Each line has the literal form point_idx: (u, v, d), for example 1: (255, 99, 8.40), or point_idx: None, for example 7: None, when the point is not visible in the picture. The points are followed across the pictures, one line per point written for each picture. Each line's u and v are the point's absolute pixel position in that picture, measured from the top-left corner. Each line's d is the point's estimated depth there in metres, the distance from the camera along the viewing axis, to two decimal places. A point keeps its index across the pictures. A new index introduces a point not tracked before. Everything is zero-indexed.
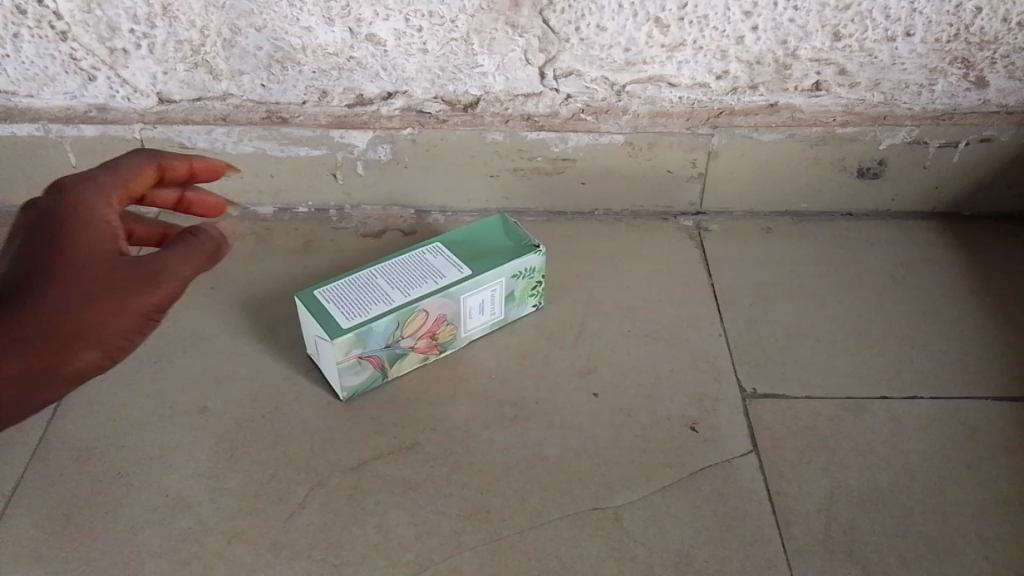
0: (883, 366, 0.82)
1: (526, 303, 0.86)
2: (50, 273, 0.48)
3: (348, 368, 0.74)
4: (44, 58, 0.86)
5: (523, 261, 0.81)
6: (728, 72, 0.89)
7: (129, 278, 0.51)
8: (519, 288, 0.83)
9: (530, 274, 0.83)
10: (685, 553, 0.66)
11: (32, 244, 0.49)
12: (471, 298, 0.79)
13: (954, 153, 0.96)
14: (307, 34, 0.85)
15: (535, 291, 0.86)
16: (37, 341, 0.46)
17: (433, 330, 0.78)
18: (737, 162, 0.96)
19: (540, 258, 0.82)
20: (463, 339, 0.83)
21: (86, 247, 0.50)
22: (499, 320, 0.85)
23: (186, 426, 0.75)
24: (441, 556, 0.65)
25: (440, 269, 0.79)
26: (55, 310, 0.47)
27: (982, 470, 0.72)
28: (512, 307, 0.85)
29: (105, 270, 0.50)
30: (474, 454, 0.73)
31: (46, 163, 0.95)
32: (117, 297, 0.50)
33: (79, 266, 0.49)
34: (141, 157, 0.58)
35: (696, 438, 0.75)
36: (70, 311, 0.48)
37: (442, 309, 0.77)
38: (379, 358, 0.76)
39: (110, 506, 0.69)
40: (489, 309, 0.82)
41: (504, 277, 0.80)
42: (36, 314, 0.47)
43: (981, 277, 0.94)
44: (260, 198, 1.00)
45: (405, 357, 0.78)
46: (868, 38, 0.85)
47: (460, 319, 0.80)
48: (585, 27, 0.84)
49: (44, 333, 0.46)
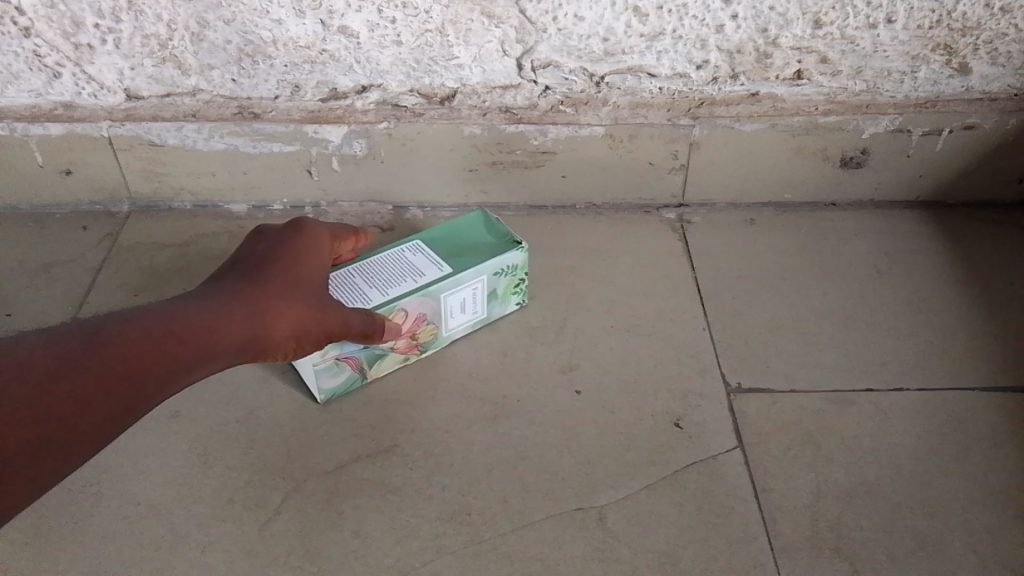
0: (868, 358, 0.81)
1: (508, 301, 0.84)
2: (285, 276, 0.63)
3: (325, 369, 0.72)
4: (7, 55, 0.84)
5: (505, 259, 0.79)
6: (709, 61, 0.87)
7: (325, 301, 0.64)
8: (501, 286, 0.81)
9: (512, 271, 0.81)
10: (671, 552, 0.64)
11: (277, 251, 0.65)
12: (451, 297, 0.77)
13: (938, 141, 0.95)
14: (278, 27, 0.83)
15: (519, 288, 0.84)
16: (266, 318, 0.59)
17: (414, 330, 0.76)
18: (719, 153, 0.95)
19: (523, 255, 0.80)
20: (444, 338, 0.81)
21: (307, 269, 0.65)
22: (480, 319, 0.83)
23: (159, 431, 0.74)
24: (421, 561, 0.63)
25: (420, 266, 0.77)
26: (281, 303, 0.60)
27: (970, 462, 0.71)
28: (495, 304, 0.83)
29: (317, 292, 0.64)
30: (454, 454, 0.72)
31: (12, 161, 0.93)
32: (321, 313, 0.63)
33: (298, 278, 0.64)
34: (345, 229, 0.78)
35: (680, 434, 0.74)
36: (284, 305, 0.60)
37: (421, 309, 0.75)
38: (356, 359, 0.74)
39: (80, 516, 0.67)
40: (470, 307, 0.80)
41: (486, 273, 0.78)
42: (268, 299, 0.60)
43: (965, 265, 0.93)
44: (234, 195, 0.99)
45: (386, 357, 0.77)
46: (849, 25, 0.84)
47: (442, 318, 0.78)
48: (562, 17, 0.82)
49: (270, 317, 0.59)
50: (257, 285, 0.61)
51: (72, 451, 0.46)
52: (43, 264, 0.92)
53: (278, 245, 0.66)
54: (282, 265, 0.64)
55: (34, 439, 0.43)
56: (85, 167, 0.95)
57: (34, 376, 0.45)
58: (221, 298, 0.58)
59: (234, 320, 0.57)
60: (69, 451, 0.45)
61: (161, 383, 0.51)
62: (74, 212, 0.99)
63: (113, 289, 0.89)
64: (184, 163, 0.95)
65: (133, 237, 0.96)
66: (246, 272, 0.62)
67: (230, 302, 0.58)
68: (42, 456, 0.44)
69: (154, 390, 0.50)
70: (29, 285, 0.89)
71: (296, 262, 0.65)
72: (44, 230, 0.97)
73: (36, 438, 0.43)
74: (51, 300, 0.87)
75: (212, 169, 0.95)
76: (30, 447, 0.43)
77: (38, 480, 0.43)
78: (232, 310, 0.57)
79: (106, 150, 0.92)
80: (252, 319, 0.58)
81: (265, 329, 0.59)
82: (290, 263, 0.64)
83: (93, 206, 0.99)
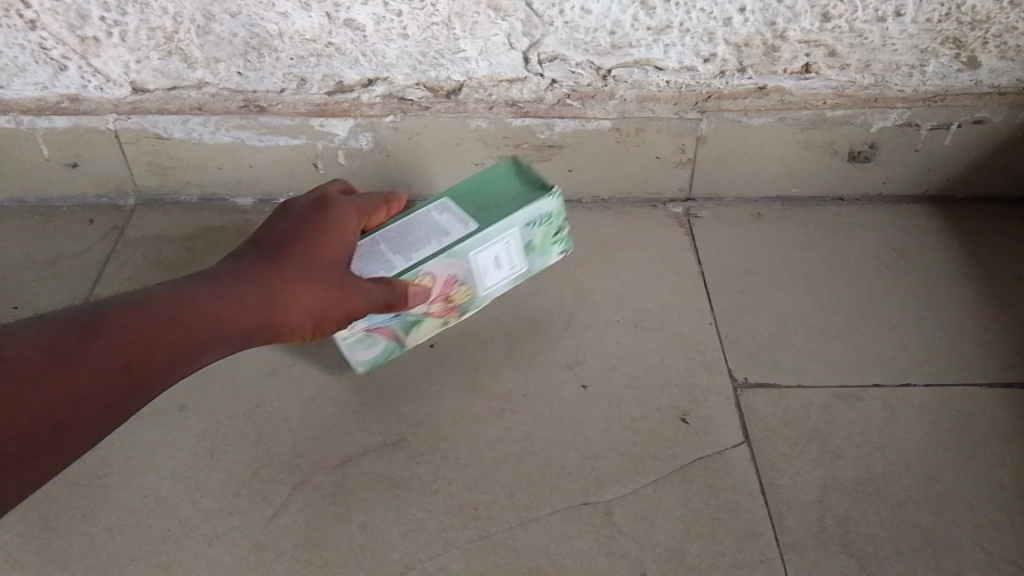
0: (876, 353, 0.81)
1: (545, 251, 0.79)
2: (304, 252, 0.61)
3: (358, 342, 0.73)
4: (13, 48, 0.84)
5: (536, 209, 0.72)
6: (716, 54, 0.87)
7: (344, 279, 0.61)
8: (536, 237, 0.75)
9: (547, 220, 0.74)
10: (678, 547, 0.64)
11: (299, 226, 0.63)
12: (482, 255, 0.71)
13: (947, 135, 0.94)
14: (284, 20, 0.83)
15: (556, 237, 0.78)
16: (279, 300, 0.58)
17: (446, 293, 0.73)
18: (727, 147, 0.95)
19: (556, 202, 0.73)
20: (481, 295, 0.77)
21: (326, 246, 0.63)
22: (520, 272, 0.78)
23: (167, 424, 0.74)
24: (427, 555, 0.64)
25: (446, 224, 0.71)
26: (296, 283, 0.59)
27: (977, 458, 0.71)
28: (531, 255, 0.78)
29: (338, 269, 0.62)
30: (461, 449, 0.72)
31: (19, 155, 0.93)
32: (341, 291, 0.61)
33: (319, 254, 0.62)
34: (376, 198, 0.72)
35: (687, 429, 0.73)
36: (300, 285, 0.59)
37: (451, 271, 0.70)
38: (389, 329, 0.73)
39: (88, 509, 0.67)
40: (506, 262, 0.75)
41: (517, 226, 0.72)
42: (283, 279, 0.58)
43: (974, 260, 0.93)
44: (241, 189, 0.99)
45: (421, 323, 0.76)
46: (858, 18, 0.83)
47: (475, 277, 0.73)
48: (569, 10, 0.82)
49: (282, 298, 0.58)
50: (273, 264, 0.59)
51: (68, 444, 0.46)
52: (50, 257, 0.92)
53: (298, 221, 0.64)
54: (300, 243, 0.61)
55: (25, 436, 0.44)
56: (92, 160, 0.95)
57: (24, 370, 0.45)
58: (234, 279, 0.56)
59: (245, 304, 0.55)
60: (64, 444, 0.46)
61: (164, 372, 0.51)
62: (81, 205, 1.00)
63: (120, 283, 0.89)
64: (191, 156, 0.95)
65: (140, 229, 0.96)
66: (265, 249, 0.61)
67: (243, 282, 0.56)
68: (35, 451, 0.44)
69: (156, 379, 0.50)
70: (37, 278, 0.89)
71: (318, 237, 0.63)
72: (51, 223, 0.97)
73: (26, 433, 0.44)
74: (58, 292, 0.87)
75: (218, 162, 0.95)
76: (20, 444, 0.43)
77: (31, 475, 0.44)
78: (243, 292, 0.56)
79: (112, 143, 0.92)
80: (264, 302, 0.57)
81: (278, 312, 0.57)
82: (311, 239, 0.62)
83: (100, 199, 1.00)
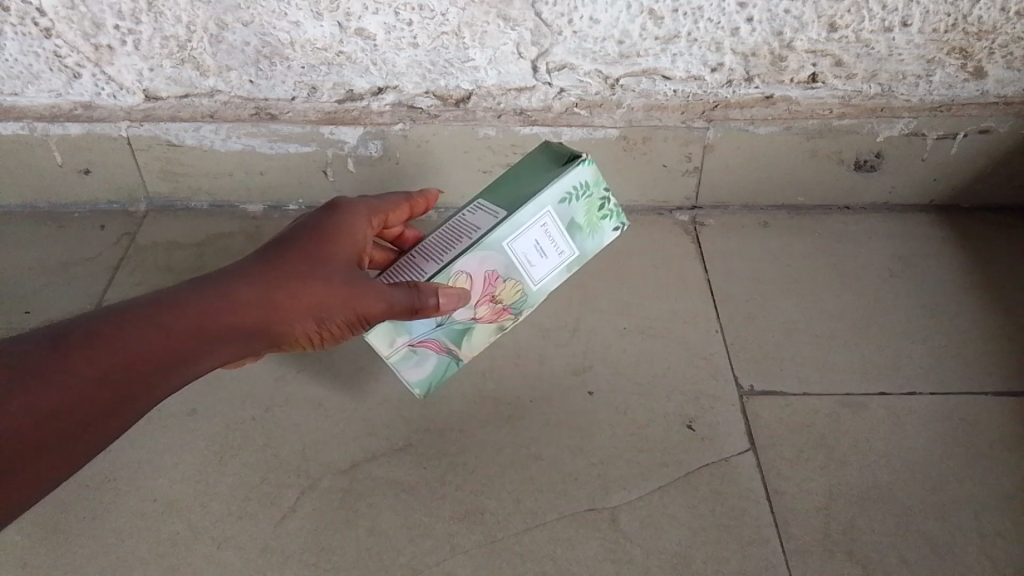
0: (881, 362, 0.81)
1: (603, 231, 0.66)
2: (308, 254, 0.59)
3: (403, 359, 0.66)
4: (28, 55, 0.85)
5: (564, 180, 0.62)
6: (723, 64, 0.88)
7: (353, 281, 0.59)
8: (580, 215, 0.64)
9: (586, 190, 0.64)
10: (683, 553, 0.65)
11: (309, 229, 0.62)
12: (517, 241, 0.62)
13: (953, 145, 0.94)
14: (296, 29, 0.84)
15: (609, 214, 0.66)
16: (273, 303, 0.56)
17: (490, 292, 0.64)
18: (733, 156, 0.95)
19: (587, 166, 0.63)
20: (538, 293, 0.66)
21: (337, 246, 0.61)
22: (578, 259, 0.66)
23: (177, 428, 0.74)
24: (434, 560, 0.64)
25: (475, 220, 0.64)
26: (295, 286, 0.57)
27: (983, 467, 0.71)
28: (586, 237, 0.66)
29: (344, 271, 0.60)
30: (468, 454, 0.72)
31: (32, 161, 0.94)
32: (346, 294, 0.58)
33: (325, 256, 0.60)
34: (397, 197, 0.70)
35: (693, 436, 0.74)
36: (297, 288, 0.57)
37: (485, 265, 0.62)
38: (435, 341, 0.65)
39: (98, 511, 0.68)
40: (553, 247, 0.64)
41: (549, 203, 0.62)
42: (280, 282, 0.57)
43: (980, 270, 0.93)
44: (251, 195, 1.00)
45: (472, 332, 0.66)
46: (865, 28, 0.84)
47: (520, 270, 0.64)
48: (577, 20, 0.83)
49: (277, 302, 0.56)
50: (274, 265, 0.58)
51: (52, 463, 0.46)
52: (62, 262, 0.93)
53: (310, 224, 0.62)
54: (309, 244, 0.60)
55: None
56: (104, 167, 0.96)
57: None
58: (229, 282, 0.56)
59: (236, 308, 0.54)
60: (45, 465, 0.45)
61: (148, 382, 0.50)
62: (93, 211, 1.01)
63: (131, 288, 0.90)
64: (201, 163, 0.95)
65: (150, 236, 0.97)
66: (271, 251, 0.60)
67: (237, 286, 0.55)
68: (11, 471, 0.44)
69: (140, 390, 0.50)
70: (49, 283, 0.91)
71: (325, 239, 0.61)
72: (63, 228, 0.98)
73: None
74: (70, 297, 0.88)
75: (229, 169, 0.96)
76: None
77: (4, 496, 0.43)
78: (235, 296, 0.55)
79: (124, 149, 0.93)
80: (257, 305, 0.55)
81: (271, 315, 0.56)
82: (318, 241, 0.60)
83: (112, 205, 1.01)
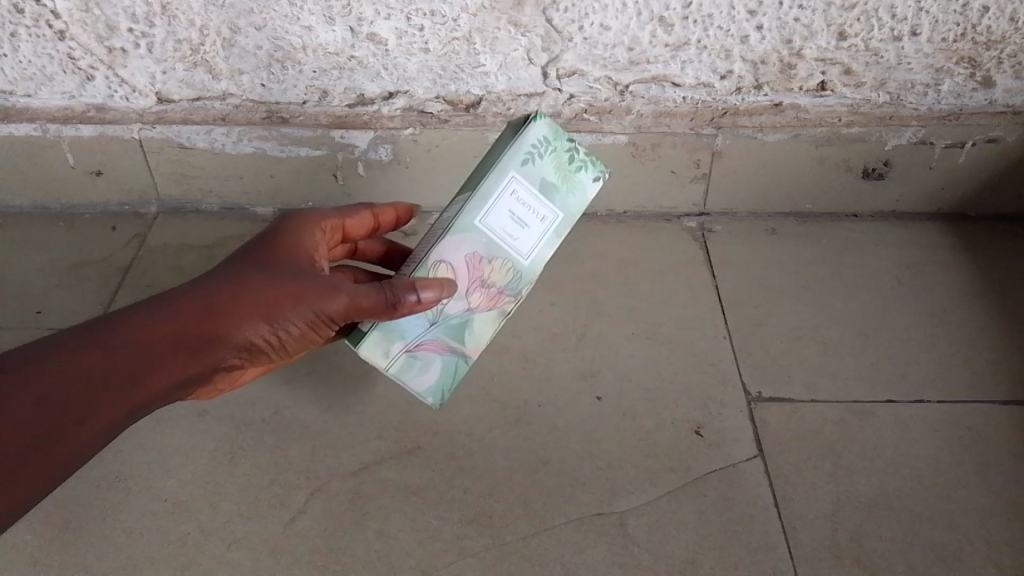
0: (889, 369, 0.82)
1: (584, 183, 0.63)
2: (267, 264, 0.60)
3: (405, 368, 0.63)
4: (42, 57, 0.86)
5: (517, 141, 0.61)
6: (732, 71, 0.88)
7: (315, 284, 0.60)
8: (550, 173, 0.62)
9: (546, 146, 0.62)
10: (691, 558, 0.65)
11: (268, 242, 0.63)
12: (486, 219, 0.62)
13: (961, 154, 0.95)
14: (308, 34, 0.84)
15: (586, 164, 0.63)
16: (239, 310, 0.57)
17: (477, 276, 0.63)
18: (742, 163, 0.95)
19: (538, 122, 0.62)
20: (533, 267, 0.64)
21: (299, 258, 0.62)
22: (563, 221, 0.63)
23: (187, 429, 0.75)
24: (443, 562, 0.64)
25: (450, 213, 0.65)
26: (260, 293, 0.58)
27: (990, 475, 0.71)
28: (566, 197, 0.63)
29: (305, 277, 0.60)
30: (476, 457, 0.72)
31: (44, 163, 0.95)
32: (308, 298, 0.59)
33: (284, 266, 0.61)
34: (360, 205, 0.73)
35: (701, 442, 0.74)
36: (261, 294, 0.58)
37: (463, 248, 0.62)
38: (434, 341, 0.63)
39: (109, 511, 0.68)
40: (529, 215, 0.62)
41: (509, 168, 0.61)
42: (243, 290, 0.57)
43: (987, 278, 0.93)
44: (261, 198, 1.00)
45: (472, 324, 0.64)
46: (874, 37, 0.84)
47: (502, 246, 0.63)
48: (588, 26, 0.83)
49: (243, 308, 0.57)
50: (235, 276, 0.58)
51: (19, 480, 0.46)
52: (73, 263, 0.94)
53: (271, 238, 0.63)
54: (270, 258, 0.61)
55: None
56: (116, 169, 0.96)
57: None
58: (192, 293, 0.56)
59: (202, 318, 0.55)
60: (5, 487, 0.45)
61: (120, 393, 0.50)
62: (104, 212, 1.01)
63: (141, 289, 0.90)
64: (212, 165, 0.96)
65: (161, 237, 0.97)
66: (231, 264, 0.60)
67: (200, 297, 0.56)
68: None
69: (112, 401, 0.50)
70: (60, 283, 0.91)
71: (283, 251, 0.62)
72: (75, 230, 0.99)
73: None
74: (81, 298, 0.89)
75: (239, 172, 0.97)
76: None
77: None
78: (198, 306, 0.55)
79: (136, 152, 0.94)
80: (222, 312, 0.56)
81: (238, 321, 0.57)
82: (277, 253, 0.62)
83: (123, 207, 1.01)
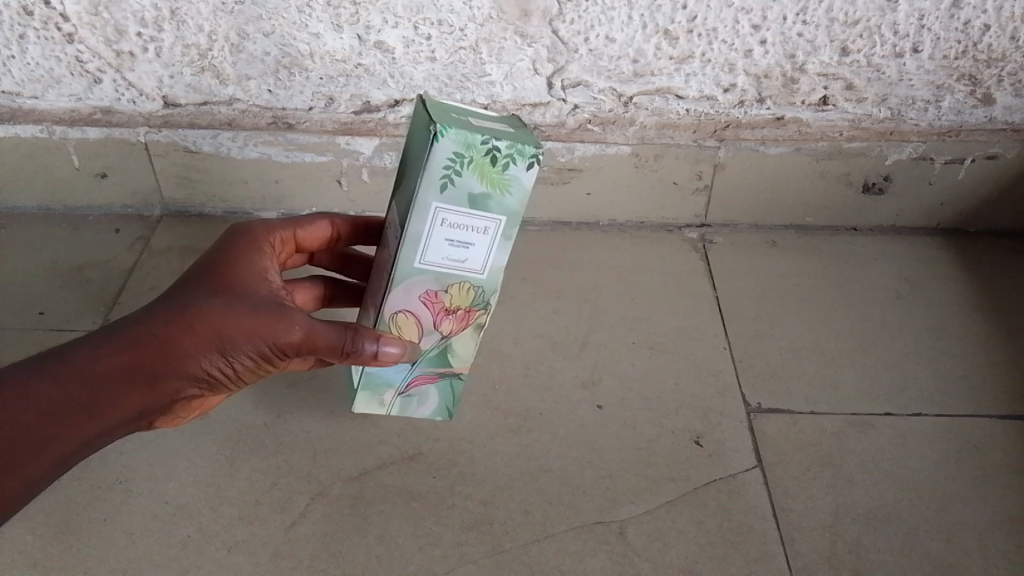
0: (887, 383, 0.82)
1: (518, 179, 0.54)
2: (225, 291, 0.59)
3: (406, 406, 0.71)
4: (50, 59, 0.86)
5: (426, 174, 0.52)
6: (736, 85, 0.89)
7: (271, 315, 0.58)
8: (475, 186, 0.53)
9: (460, 161, 0.52)
10: (690, 568, 0.65)
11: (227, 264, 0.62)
12: (426, 255, 0.57)
13: (960, 170, 0.96)
14: (316, 40, 0.85)
15: (513, 156, 0.53)
16: (194, 344, 0.56)
17: (439, 307, 0.61)
18: (744, 175, 0.96)
19: (442, 140, 0.51)
20: (493, 275, 0.60)
21: (255, 283, 0.61)
22: (508, 222, 0.56)
23: (188, 432, 0.75)
24: (443, 568, 0.65)
25: (391, 240, 0.60)
26: (214, 324, 0.56)
27: (987, 488, 0.72)
28: (504, 200, 0.55)
29: (264, 305, 0.58)
30: (477, 465, 0.73)
31: (49, 165, 0.95)
32: (264, 330, 0.57)
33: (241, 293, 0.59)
34: (319, 216, 0.73)
35: (701, 451, 0.74)
36: (215, 327, 0.56)
37: (415, 290, 0.59)
38: (423, 377, 0.68)
39: (109, 514, 0.68)
40: (470, 233, 0.56)
41: (429, 203, 0.54)
42: (199, 321, 0.56)
43: (986, 293, 0.94)
44: (264, 203, 1.00)
45: (451, 349, 0.66)
46: (876, 53, 0.86)
47: (454, 273, 0.59)
48: (593, 38, 0.84)
49: (197, 339, 0.56)
50: (192, 302, 0.57)
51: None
52: (77, 265, 0.94)
53: (224, 261, 0.62)
54: (228, 283, 0.60)
55: None
56: (121, 172, 0.97)
57: None
58: (151, 323, 0.56)
59: (155, 352, 0.56)
60: None
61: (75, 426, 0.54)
62: (107, 214, 1.01)
63: (145, 292, 0.90)
64: (217, 169, 0.96)
65: (165, 241, 0.98)
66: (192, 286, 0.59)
67: (154, 327, 0.56)
68: None
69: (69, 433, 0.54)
70: (63, 285, 0.91)
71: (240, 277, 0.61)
72: (78, 232, 0.99)
73: None
74: (84, 300, 0.89)
75: (244, 176, 0.97)
76: None
77: None
78: (153, 338, 0.56)
79: (141, 155, 0.94)
80: (175, 346, 0.56)
81: (193, 355, 0.56)
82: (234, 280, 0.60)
83: (126, 209, 1.01)
